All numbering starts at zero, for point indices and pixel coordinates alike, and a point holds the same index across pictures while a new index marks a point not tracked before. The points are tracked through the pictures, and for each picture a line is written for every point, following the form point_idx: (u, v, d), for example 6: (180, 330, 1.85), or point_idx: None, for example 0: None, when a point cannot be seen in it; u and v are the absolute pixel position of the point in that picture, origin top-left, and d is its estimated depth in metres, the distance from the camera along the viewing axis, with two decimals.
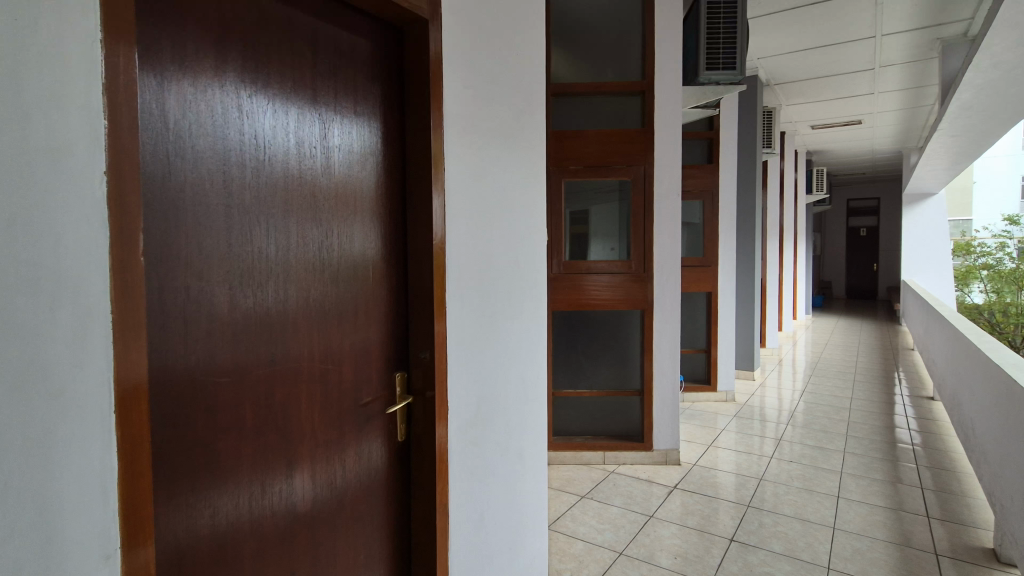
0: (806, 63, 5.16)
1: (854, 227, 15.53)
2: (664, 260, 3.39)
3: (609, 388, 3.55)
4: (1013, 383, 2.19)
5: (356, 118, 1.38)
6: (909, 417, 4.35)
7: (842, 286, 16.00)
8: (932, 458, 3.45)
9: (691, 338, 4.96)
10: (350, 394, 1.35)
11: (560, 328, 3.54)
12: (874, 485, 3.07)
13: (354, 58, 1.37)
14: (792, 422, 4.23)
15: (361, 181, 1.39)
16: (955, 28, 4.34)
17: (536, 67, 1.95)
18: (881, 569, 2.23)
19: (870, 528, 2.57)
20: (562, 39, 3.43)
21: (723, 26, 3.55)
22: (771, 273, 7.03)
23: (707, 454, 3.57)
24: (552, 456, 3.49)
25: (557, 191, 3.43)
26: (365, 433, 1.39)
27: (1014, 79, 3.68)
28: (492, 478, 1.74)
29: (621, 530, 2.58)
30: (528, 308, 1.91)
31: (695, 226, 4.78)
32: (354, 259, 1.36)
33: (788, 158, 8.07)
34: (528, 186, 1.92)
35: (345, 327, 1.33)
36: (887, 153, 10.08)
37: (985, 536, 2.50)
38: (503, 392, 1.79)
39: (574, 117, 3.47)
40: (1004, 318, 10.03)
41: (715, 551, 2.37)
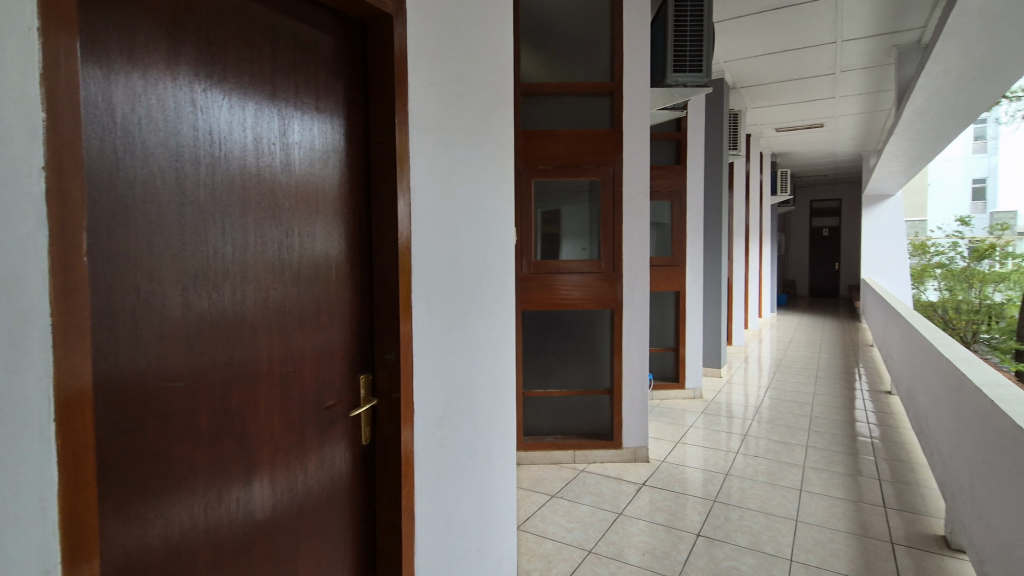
0: (771, 66, 5.29)
1: (817, 228, 16.02)
2: (633, 259, 3.44)
3: (579, 387, 3.57)
4: (964, 378, 2.28)
5: (318, 114, 1.35)
6: (868, 411, 4.50)
7: (805, 285, 16.49)
8: (889, 451, 3.58)
9: (660, 337, 5.03)
10: (313, 397, 1.32)
11: (531, 327, 3.54)
12: (835, 477, 3.16)
13: (315, 53, 1.34)
14: (757, 418, 4.33)
15: (322, 179, 1.36)
16: (910, 35, 4.51)
17: (503, 66, 1.95)
18: (840, 560, 2.30)
19: (831, 519, 2.65)
20: (532, 39, 3.43)
21: (690, 29, 3.61)
22: (737, 272, 7.19)
23: (675, 450, 3.63)
24: (522, 456, 3.49)
25: (527, 192, 3.43)
26: (328, 438, 1.36)
27: (964, 85, 3.85)
28: (461, 480, 1.73)
29: (590, 528, 2.59)
30: (496, 308, 1.91)
31: (663, 226, 4.86)
32: (315, 259, 1.33)
33: (754, 159, 8.27)
34: (496, 187, 1.91)
35: (307, 329, 1.30)
36: (847, 155, 10.43)
37: (937, 524, 2.61)
38: (473, 393, 1.78)
39: (544, 116, 3.47)
40: (958, 315, 10.71)
41: (682, 546, 2.41)
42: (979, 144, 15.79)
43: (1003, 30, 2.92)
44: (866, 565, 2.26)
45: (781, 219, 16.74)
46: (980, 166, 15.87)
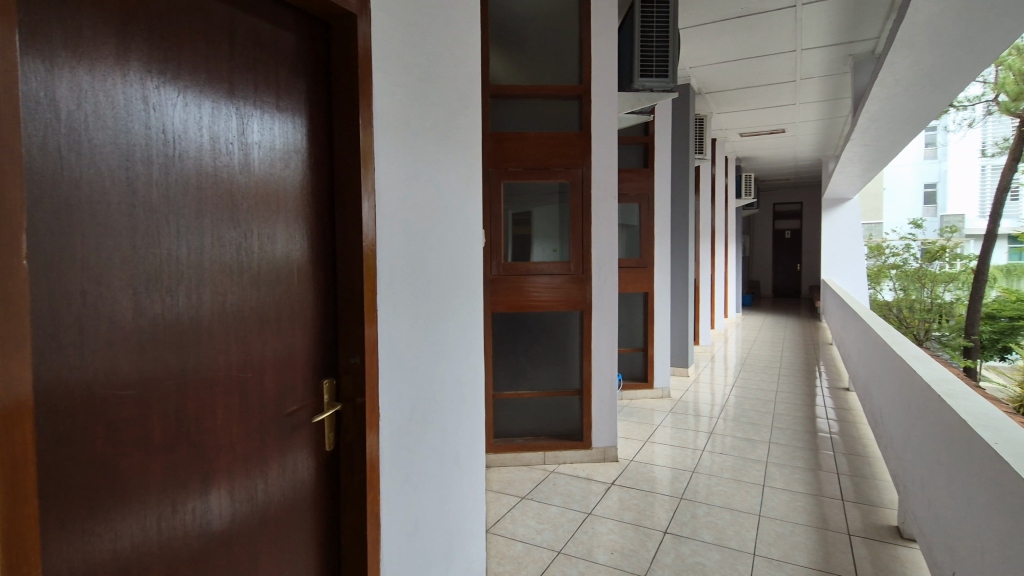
0: (735, 73, 5.43)
1: (780, 230, 16.53)
2: (602, 261, 3.48)
3: (549, 388, 3.59)
4: (915, 374, 2.39)
5: (279, 113, 1.32)
6: (828, 408, 4.66)
7: (769, 286, 16.99)
8: (847, 446, 3.71)
9: (629, 338, 5.09)
10: (274, 403, 1.28)
11: (501, 329, 3.54)
12: (796, 472, 3.26)
13: (276, 51, 1.31)
14: (723, 416, 4.43)
15: (283, 180, 1.33)
16: (864, 46, 4.69)
17: (471, 69, 1.94)
18: (801, 552, 2.37)
19: (792, 513, 2.73)
20: (501, 41, 3.44)
21: (656, 35, 3.67)
22: (704, 273, 7.34)
23: (644, 449, 3.68)
24: (492, 458, 3.48)
25: (496, 193, 3.43)
26: (289, 445, 1.33)
27: (914, 94, 4.03)
28: (429, 485, 1.72)
29: (559, 529, 2.60)
30: (463, 310, 1.90)
31: (632, 228, 4.92)
32: (276, 261, 1.30)
33: (720, 163, 8.48)
34: (463, 189, 1.90)
35: (267, 333, 1.27)
36: (807, 160, 10.79)
37: (890, 515, 2.72)
38: (440, 396, 1.77)
39: (513, 119, 3.48)
40: (911, 314, 11.27)
41: (650, 544, 2.44)
42: (929, 150, 16.55)
43: (949, 42, 3.06)
44: (825, 556, 2.34)
45: (745, 221, 17.21)
46: (931, 171, 16.65)
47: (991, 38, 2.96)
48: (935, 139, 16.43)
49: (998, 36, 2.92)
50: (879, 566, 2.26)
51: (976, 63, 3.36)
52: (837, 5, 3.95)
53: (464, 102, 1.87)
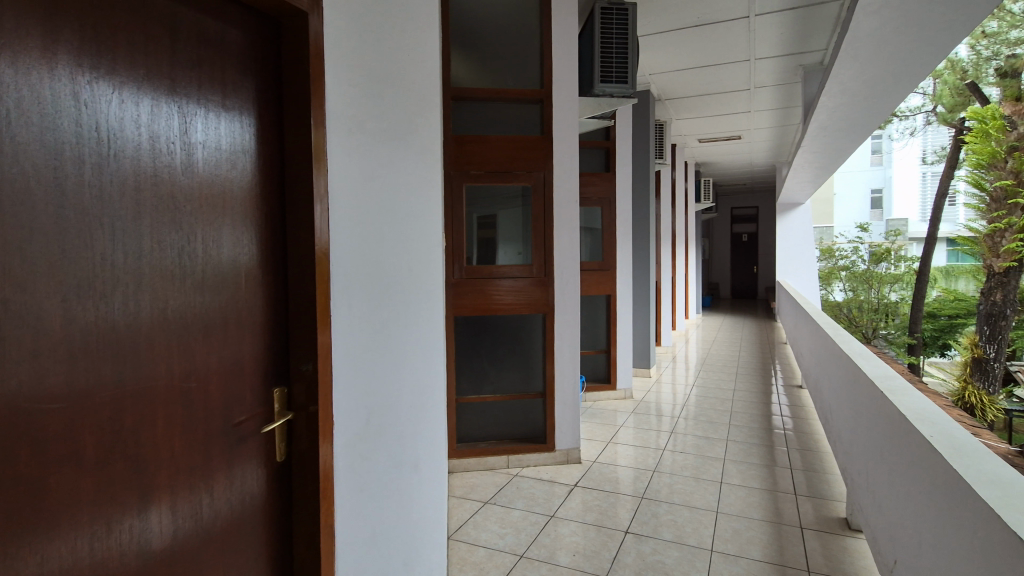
0: (692, 81, 5.58)
1: (738, 233, 17.07)
2: (564, 264, 3.51)
3: (512, 391, 3.58)
4: (860, 371, 2.49)
5: (226, 112, 1.27)
6: (783, 405, 4.83)
7: (728, 287, 17.52)
8: (800, 441, 3.85)
9: (592, 340, 5.15)
10: (220, 414, 1.23)
11: (463, 333, 3.51)
12: (752, 468, 3.36)
13: (222, 48, 1.25)
14: (684, 415, 4.52)
15: (230, 181, 1.28)
16: (813, 57, 4.90)
17: (427, 70, 1.93)
18: (756, 547, 2.43)
19: (748, 509, 2.80)
20: (462, 43, 3.43)
21: (615, 41, 3.74)
22: (665, 276, 7.50)
23: (606, 450, 3.72)
24: (455, 464, 3.45)
25: (458, 197, 3.41)
26: (238, 456, 1.27)
27: (858, 104, 4.22)
28: (386, 493, 1.69)
29: (522, 532, 2.60)
30: (421, 315, 1.88)
31: (595, 231, 4.98)
32: (222, 265, 1.24)
33: (679, 168, 8.68)
34: (421, 191, 1.88)
35: (213, 341, 1.21)
36: (763, 166, 11.18)
37: (839, 506, 2.83)
38: (399, 403, 1.74)
39: (475, 122, 3.48)
40: (860, 313, 12.10)
41: (612, 544, 2.46)
42: (876, 157, 17.44)
43: (888, 55, 3.23)
44: (778, 550, 2.41)
45: (705, 225, 17.70)
46: (877, 177, 17.52)
47: (926, 52, 3.14)
48: (881, 147, 17.33)
49: (932, 50, 3.10)
50: (829, 557, 2.34)
51: (914, 75, 3.56)
52: (787, 17, 4.11)
53: (423, 102, 1.85)
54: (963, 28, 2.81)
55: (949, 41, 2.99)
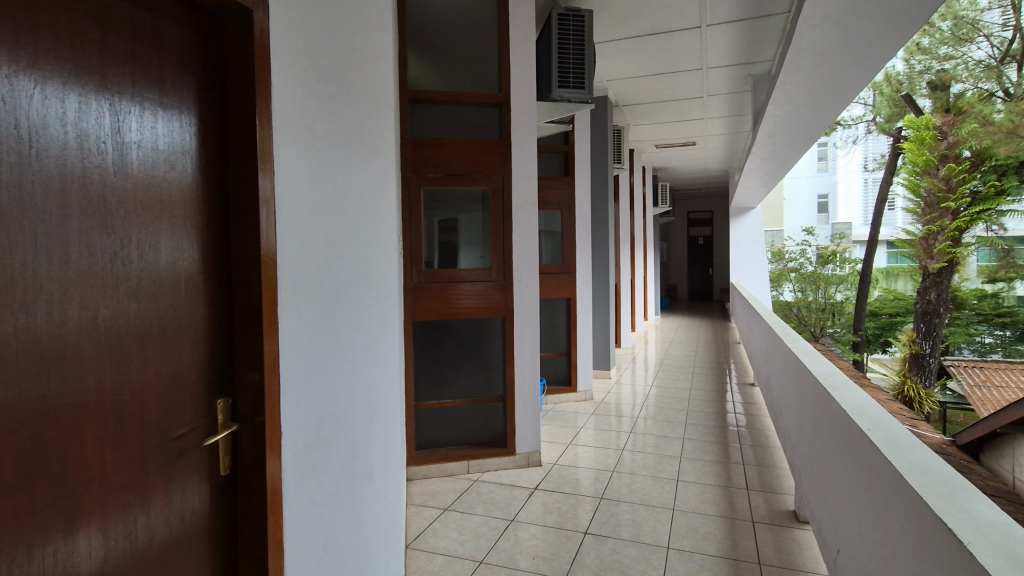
0: (648, 88, 5.71)
1: (694, 236, 17.59)
2: (523, 267, 3.52)
3: (472, 396, 3.56)
4: (806, 368, 2.60)
5: (164, 110, 1.20)
6: (736, 402, 4.98)
7: (685, 289, 18.01)
8: (752, 437, 3.98)
9: (553, 343, 5.18)
10: (158, 428, 1.15)
11: (422, 338, 3.47)
12: (707, 466, 3.45)
13: (159, 44, 1.19)
14: (642, 415, 4.60)
15: (168, 183, 1.20)
16: (762, 67, 5.09)
17: (378, 73, 1.90)
18: (710, 542, 2.50)
19: (703, 505, 2.87)
20: (419, 45, 3.39)
21: (572, 47, 3.79)
22: (624, 278, 7.64)
23: (567, 452, 3.75)
24: (414, 471, 3.40)
25: (415, 199, 3.37)
26: (178, 472, 1.20)
27: (803, 112, 4.42)
28: (339, 503, 1.65)
29: (482, 538, 2.58)
30: (374, 321, 1.85)
31: (555, 235, 5.02)
32: (159, 272, 1.17)
33: (637, 173, 8.88)
34: (372, 197, 1.86)
35: (150, 351, 1.14)
36: (717, 171, 11.56)
37: (788, 500, 2.94)
38: (351, 411, 1.71)
39: (432, 124, 3.45)
40: (809, 313, 13.03)
41: (571, 546, 2.48)
42: (821, 164, 18.34)
43: (828, 66, 3.39)
44: (731, 545, 2.47)
45: (663, 228, 18.15)
46: (823, 183, 18.40)
47: (863, 64, 3.32)
48: (826, 154, 18.22)
49: (868, 63, 3.28)
50: (779, 550, 2.43)
51: (853, 86, 3.76)
52: (736, 28, 4.26)
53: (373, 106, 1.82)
54: (896, 42, 2.97)
55: (883, 55, 3.17)
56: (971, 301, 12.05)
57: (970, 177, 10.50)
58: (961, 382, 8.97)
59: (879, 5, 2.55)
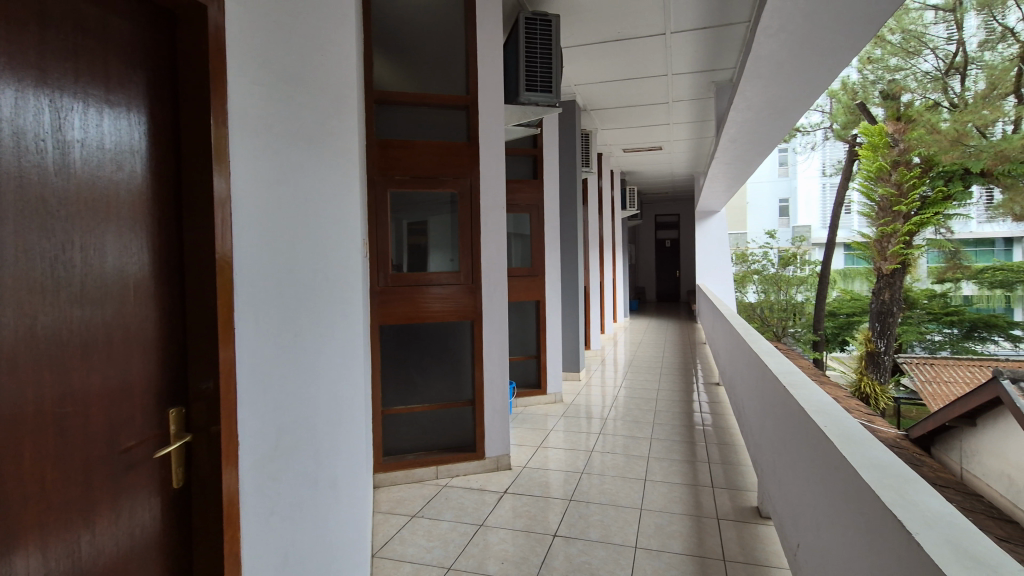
0: (615, 93, 5.79)
1: (661, 239, 17.93)
2: (491, 270, 3.51)
3: (441, 400, 3.52)
4: (768, 367, 2.66)
5: (111, 108, 1.13)
6: (702, 402, 5.09)
7: (653, 291, 18.33)
8: (718, 436, 4.07)
9: (522, 345, 5.19)
10: (104, 441, 1.08)
11: (388, 342, 3.42)
12: (674, 465, 3.50)
13: (103, 38, 1.12)
14: (611, 417, 4.65)
15: (115, 183, 1.13)
16: (724, 74, 5.23)
17: (338, 73, 1.86)
18: (676, 541, 2.53)
19: (670, 504, 2.91)
20: (385, 45, 3.35)
21: (539, 51, 3.81)
22: (593, 280, 7.73)
23: (536, 455, 3.74)
24: (381, 478, 3.34)
25: (381, 201, 3.33)
26: (126, 488, 1.13)
27: (763, 119, 4.55)
28: (300, 512, 1.61)
29: (450, 544, 2.55)
30: (333, 328, 1.81)
31: (524, 237, 5.03)
32: (105, 276, 1.10)
33: (606, 177, 9.01)
34: (330, 200, 1.82)
35: (95, 361, 1.07)
36: (683, 175, 11.82)
37: (751, 496, 3.01)
38: (311, 418, 1.67)
39: (399, 126, 3.42)
40: (771, 313, 13.53)
41: (540, 549, 2.48)
42: (782, 169, 18.97)
43: (786, 74, 3.50)
44: (697, 542, 2.52)
45: (632, 231, 18.44)
46: (784, 188, 19.03)
47: (819, 72, 3.43)
48: (786, 160, 18.86)
49: (823, 71, 3.40)
50: (743, 545, 2.48)
51: (809, 94, 3.89)
52: (699, 36, 4.37)
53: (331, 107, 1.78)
54: (849, 52, 3.09)
55: (837, 64, 3.29)
56: (921, 300, 12.82)
57: (919, 182, 11.05)
58: (913, 378, 9.39)
59: (832, 16, 2.65)
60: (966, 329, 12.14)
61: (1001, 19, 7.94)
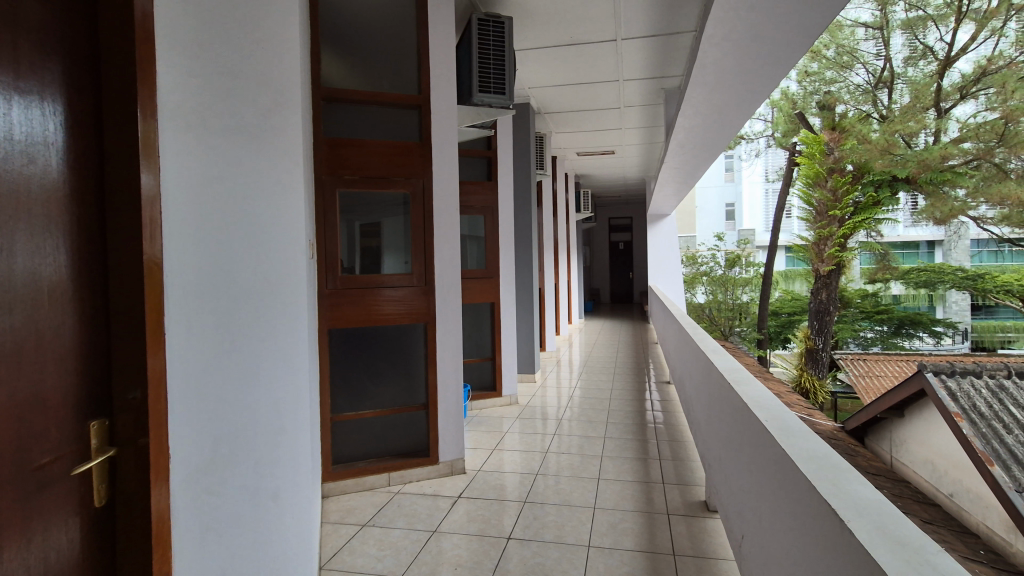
0: (568, 97, 5.87)
1: (615, 242, 18.34)
2: (445, 272, 3.48)
3: (393, 405, 3.45)
4: (714, 366, 2.75)
5: (20, 96, 0.98)
6: (654, 400, 5.22)
7: (607, 293, 18.72)
8: (669, 433, 4.18)
9: (477, 348, 5.16)
10: (17, 462, 0.95)
11: (338, 347, 3.32)
12: (627, 463, 3.57)
13: (13, 23, 0.97)
14: (566, 417, 4.69)
15: (22, 177, 0.99)
16: (673, 81, 5.39)
17: (274, 67, 1.79)
18: (628, 537, 2.58)
19: (622, 502, 2.96)
20: (333, 41, 3.26)
21: (492, 51, 3.81)
22: (548, 282, 7.80)
23: (491, 458, 3.73)
24: (331, 487, 3.24)
25: (330, 201, 3.23)
26: (41, 512, 1.00)
27: (710, 125, 4.71)
28: (238, 526, 1.53)
29: (402, 552, 2.50)
30: (270, 333, 1.73)
31: (478, 239, 5.01)
32: (14, 281, 0.96)
33: (561, 179, 9.11)
34: (268, 201, 1.75)
35: (4, 374, 0.93)
36: (635, 179, 12.13)
37: (700, 490, 3.10)
38: (249, 428, 1.59)
39: (347, 123, 3.33)
40: (719, 313, 14.08)
41: (494, 552, 2.46)
42: (728, 175, 19.79)
43: (730, 83, 3.64)
44: (649, 538, 2.57)
45: (587, 234, 18.75)
46: (730, 193, 19.86)
47: (759, 82, 3.58)
48: (732, 166, 19.69)
49: (763, 81, 3.56)
50: (691, 539, 2.55)
51: (751, 103, 4.07)
52: (649, 43, 4.48)
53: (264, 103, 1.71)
54: (786, 63, 3.24)
55: (776, 74, 3.45)
56: (855, 299, 13.62)
57: (852, 188, 11.67)
58: (848, 373, 9.98)
59: (771, 28, 2.76)
60: (895, 326, 12.99)
61: (922, 39, 8.86)
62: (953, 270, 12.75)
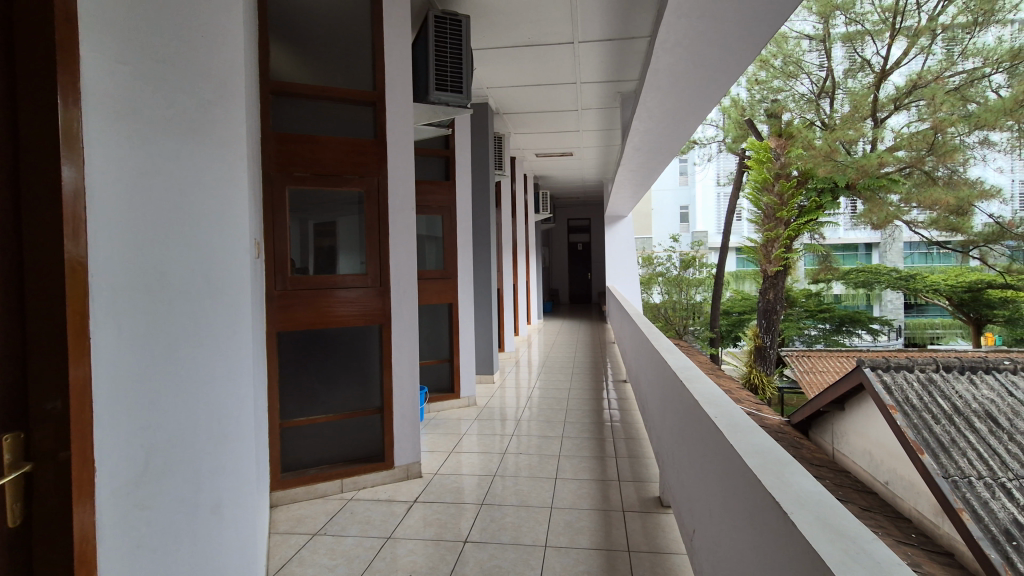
0: (526, 98, 5.88)
1: (573, 243, 18.58)
2: (400, 272, 3.41)
3: (346, 409, 3.36)
4: (667, 365, 2.81)
5: None
6: (611, 399, 5.29)
7: (566, 293, 18.92)
8: (625, 431, 4.25)
9: (434, 349, 5.10)
10: None
11: (287, 350, 3.20)
12: (584, 461, 3.60)
13: None
14: (524, 418, 4.70)
15: None
16: (629, 85, 5.49)
17: (211, 58, 1.70)
18: (584, 536, 2.60)
19: (579, 500, 2.99)
20: (282, 33, 3.15)
21: (449, 50, 3.77)
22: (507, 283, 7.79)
23: (448, 461, 3.68)
24: (279, 496, 3.12)
25: (279, 199, 3.12)
26: None
27: (664, 129, 4.82)
28: (173, 541, 1.44)
29: (354, 561, 2.43)
30: (210, 338, 1.65)
31: (436, 239, 4.95)
32: None
33: (519, 180, 9.12)
34: (207, 199, 1.66)
35: None
36: (592, 181, 12.27)
37: (654, 487, 3.16)
38: (185, 437, 1.50)
39: (296, 118, 3.22)
40: (674, 313, 14.48)
41: (450, 557, 2.43)
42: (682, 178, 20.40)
43: (683, 86, 3.72)
44: (604, 535, 2.60)
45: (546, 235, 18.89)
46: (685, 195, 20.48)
47: (710, 87, 3.69)
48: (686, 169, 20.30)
49: (714, 86, 3.67)
50: (646, 535, 2.60)
51: (703, 107, 4.18)
52: (605, 47, 4.54)
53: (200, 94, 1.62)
54: (735, 68, 3.35)
55: (725, 79, 3.56)
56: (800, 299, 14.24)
57: (797, 193, 12.09)
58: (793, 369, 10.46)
59: (720, 34, 2.84)
60: (836, 324, 13.82)
61: (861, 51, 9.76)
62: (888, 271, 13.55)
